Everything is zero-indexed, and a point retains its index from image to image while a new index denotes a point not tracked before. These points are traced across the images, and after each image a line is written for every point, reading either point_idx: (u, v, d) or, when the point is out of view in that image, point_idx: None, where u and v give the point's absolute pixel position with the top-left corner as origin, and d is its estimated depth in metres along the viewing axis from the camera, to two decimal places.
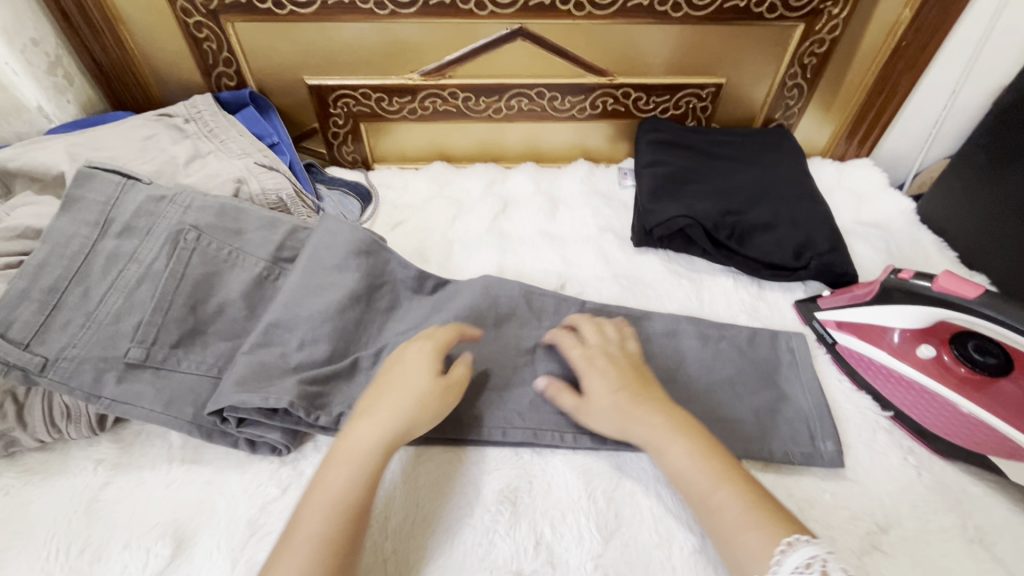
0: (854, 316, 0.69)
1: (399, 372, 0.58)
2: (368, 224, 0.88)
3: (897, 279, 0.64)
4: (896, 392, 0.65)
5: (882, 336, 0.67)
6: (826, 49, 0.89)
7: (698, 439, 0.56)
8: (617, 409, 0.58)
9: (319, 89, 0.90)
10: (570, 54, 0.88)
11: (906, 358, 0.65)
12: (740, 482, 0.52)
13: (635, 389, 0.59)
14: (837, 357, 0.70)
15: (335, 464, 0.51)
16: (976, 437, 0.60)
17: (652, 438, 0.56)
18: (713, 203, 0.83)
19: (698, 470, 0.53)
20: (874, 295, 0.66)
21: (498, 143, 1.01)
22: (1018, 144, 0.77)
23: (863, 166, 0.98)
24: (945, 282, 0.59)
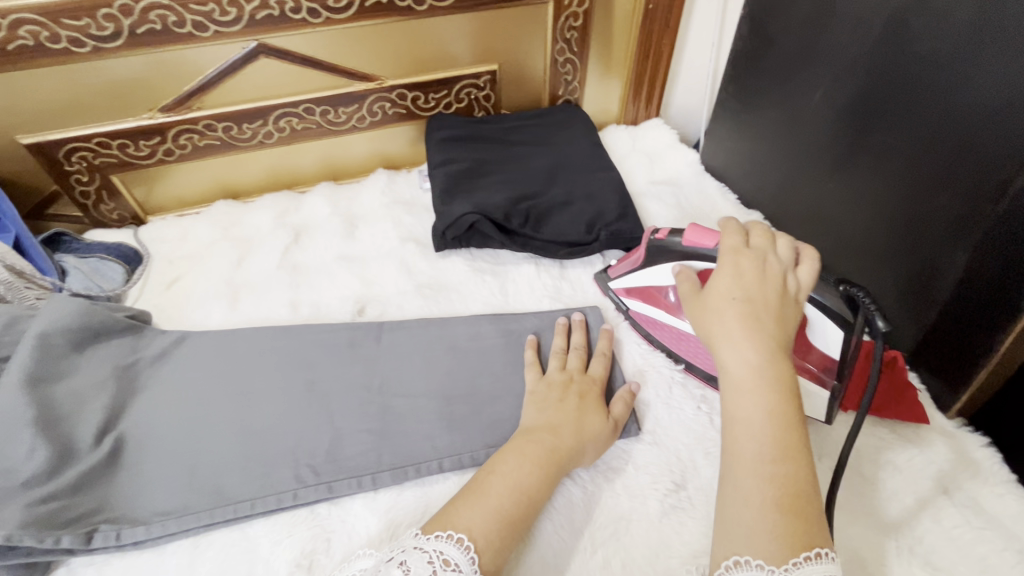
0: (636, 280, 0.70)
1: (575, 396, 0.60)
2: (138, 287, 0.78)
3: (657, 240, 0.65)
4: (680, 344, 0.67)
5: (660, 296, 0.68)
6: (583, 21, 0.90)
7: (789, 402, 0.44)
8: (730, 339, 0.47)
9: (40, 147, 0.78)
10: (325, 64, 0.82)
11: (680, 314, 0.66)
12: (805, 459, 0.42)
13: (757, 316, 0.47)
14: (635, 322, 0.72)
15: (518, 451, 0.53)
16: None
17: (736, 370, 0.46)
18: (504, 194, 0.82)
19: (755, 438, 0.43)
20: (647, 256, 0.68)
21: (286, 168, 0.93)
22: (755, 88, 0.81)
23: (652, 127, 1.03)
24: (692, 237, 0.61)
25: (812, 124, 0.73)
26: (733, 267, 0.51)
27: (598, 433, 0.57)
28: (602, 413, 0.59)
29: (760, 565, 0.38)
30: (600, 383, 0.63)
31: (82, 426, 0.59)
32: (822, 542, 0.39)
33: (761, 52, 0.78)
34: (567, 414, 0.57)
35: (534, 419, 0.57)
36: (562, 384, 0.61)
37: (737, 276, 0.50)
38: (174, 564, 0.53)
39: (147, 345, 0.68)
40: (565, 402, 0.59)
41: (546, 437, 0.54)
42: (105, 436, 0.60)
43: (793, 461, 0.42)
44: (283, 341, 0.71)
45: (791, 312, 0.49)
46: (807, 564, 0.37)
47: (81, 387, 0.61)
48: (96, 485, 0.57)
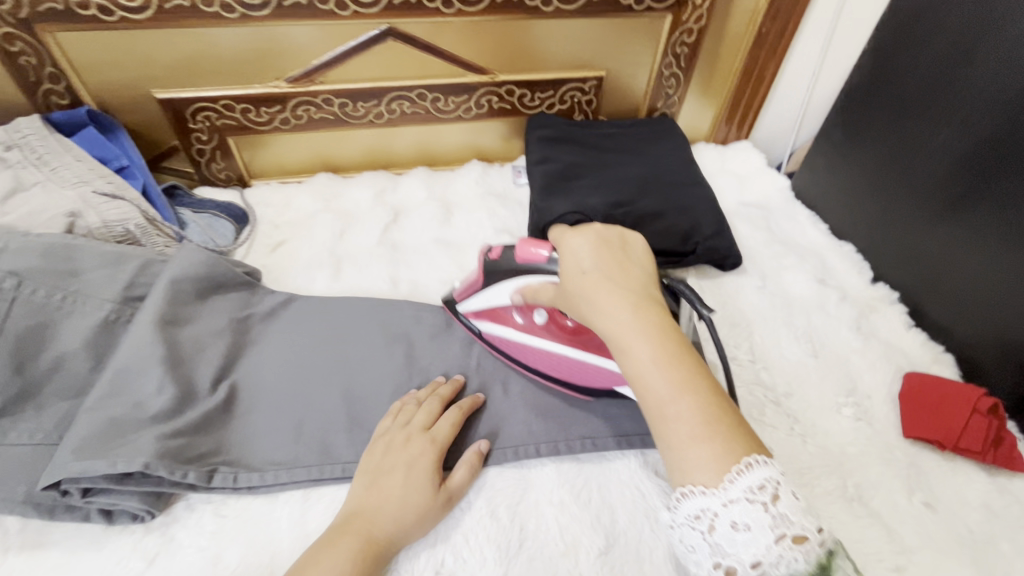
0: (480, 302, 0.66)
1: (404, 463, 0.55)
2: (244, 247, 0.81)
3: (490, 261, 0.62)
4: (542, 363, 0.65)
5: (508, 316, 0.65)
6: (695, 38, 0.92)
7: (666, 339, 0.43)
8: (599, 306, 0.46)
9: (171, 102, 0.81)
10: (446, 54, 0.85)
11: (530, 332, 0.64)
12: (705, 378, 0.42)
13: (611, 276, 0.48)
14: (488, 344, 0.69)
15: (333, 544, 0.49)
16: (598, 377, 0.62)
17: (612, 334, 0.45)
18: (602, 197, 0.83)
19: (658, 381, 0.41)
20: (485, 280, 0.64)
21: (387, 149, 0.96)
22: (865, 120, 0.82)
23: (742, 149, 1.03)
24: (522, 254, 0.59)
25: (920, 162, 0.75)
26: (577, 242, 0.52)
27: (426, 510, 0.53)
28: (434, 488, 0.54)
29: (701, 490, 0.38)
30: (441, 444, 0.58)
31: (203, 371, 0.62)
32: (748, 449, 0.39)
33: (879, 86, 0.80)
34: (421, 482, 0.54)
35: (358, 499, 0.53)
36: (384, 453, 0.56)
37: (583, 249, 0.51)
38: (285, 513, 0.56)
39: (258, 302, 0.71)
40: (398, 472, 0.54)
41: (363, 527, 0.51)
42: (220, 382, 0.62)
43: (695, 390, 0.41)
44: (383, 314, 0.73)
45: (640, 254, 0.52)
46: (741, 479, 0.38)
47: (202, 333, 0.64)
48: (214, 426, 0.59)
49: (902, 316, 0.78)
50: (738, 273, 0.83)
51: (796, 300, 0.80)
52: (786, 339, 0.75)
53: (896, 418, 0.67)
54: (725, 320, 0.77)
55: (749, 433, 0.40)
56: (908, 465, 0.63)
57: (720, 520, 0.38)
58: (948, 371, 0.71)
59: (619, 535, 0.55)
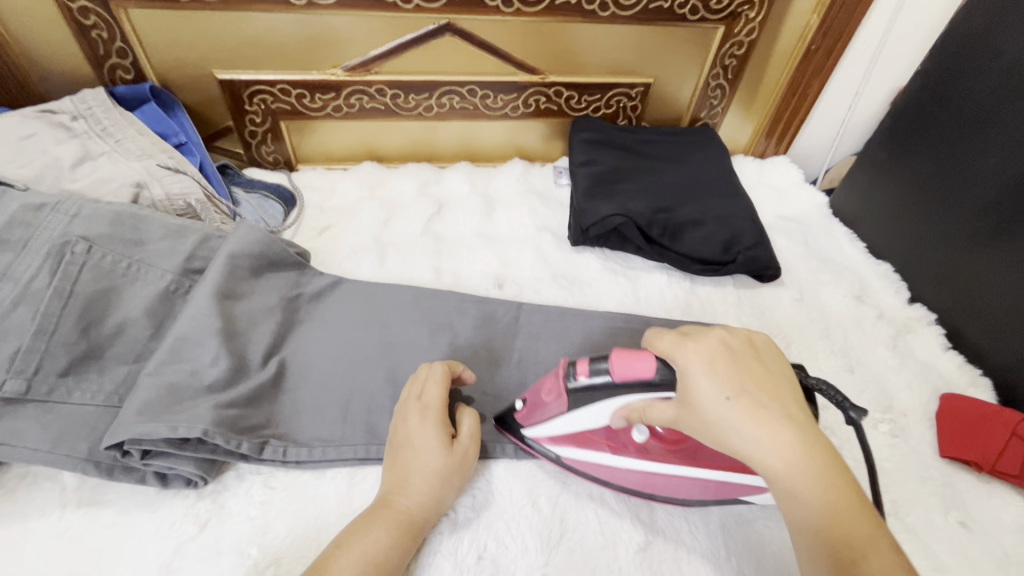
0: (561, 430, 0.55)
1: (410, 440, 0.54)
2: (292, 229, 0.83)
3: (576, 382, 0.51)
4: (643, 482, 0.56)
5: (596, 437, 0.56)
6: (745, 51, 0.93)
7: (834, 481, 0.41)
8: (757, 443, 0.41)
9: (231, 84, 0.83)
10: (499, 52, 0.86)
11: (629, 452, 0.55)
12: (880, 523, 0.40)
13: (762, 402, 0.42)
14: (568, 470, 0.59)
15: (365, 521, 0.50)
16: (718, 489, 0.54)
17: (781, 478, 0.41)
18: (645, 202, 0.84)
19: (833, 532, 0.40)
20: (570, 406, 0.52)
21: (432, 142, 0.98)
22: (911, 142, 0.83)
23: (780, 163, 1.03)
24: (621, 369, 0.48)
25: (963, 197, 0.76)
26: (704, 360, 0.44)
27: (444, 475, 0.53)
28: (444, 449, 0.53)
29: None
30: (438, 407, 0.55)
31: (256, 345, 0.63)
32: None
33: (928, 110, 0.80)
34: (429, 452, 0.53)
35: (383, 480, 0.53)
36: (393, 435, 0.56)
37: (714, 370, 0.43)
38: (332, 489, 0.57)
39: (307, 283, 0.72)
40: (404, 449, 0.54)
41: (391, 503, 0.51)
42: (270, 357, 0.64)
43: (869, 541, 0.39)
44: (427, 303, 0.73)
45: (770, 361, 0.46)
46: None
47: (255, 309, 0.65)
48: (265, 400, 0.60)
49: (938, 338, 0.78)
50: (776, 285, 0.84)
51: (833, 315, 0.81)
52: (823, 353, 0.76)
53: (931, 437, 0.68)
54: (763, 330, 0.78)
55: None
56: (944, 484, 0.63)
57: None
58: (984, 396, 0.72)
59: (658, 532, 0.56)
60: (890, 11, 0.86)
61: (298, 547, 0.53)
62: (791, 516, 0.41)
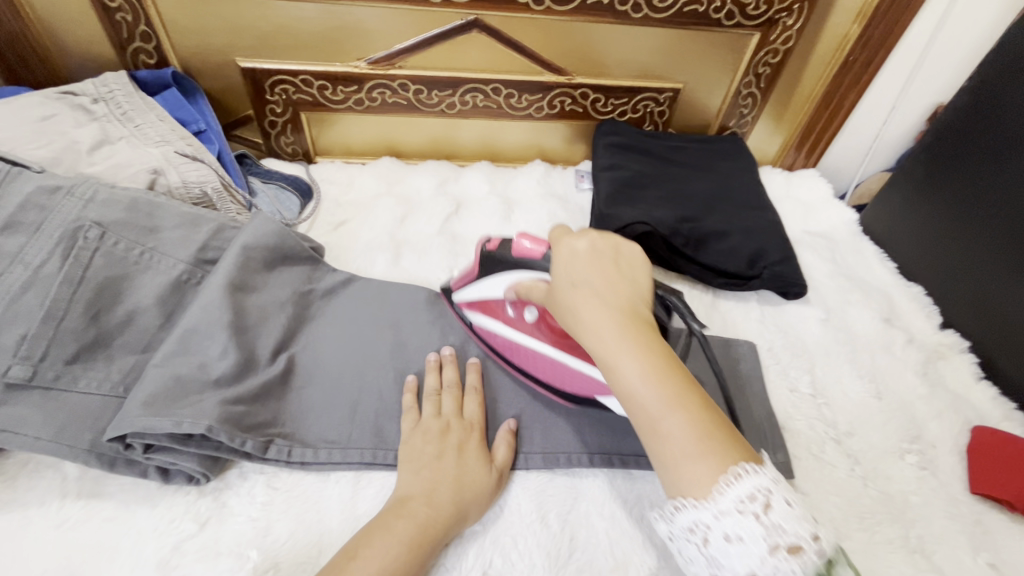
0: (474, 292, 0.65)
1: (452, 448, 0.55)
2: (308, 222, 0.82)
3: (487, 251, 0.61)
4: (531, 364, 0.63)
5: (500, 310, 0.64)
6: (780, 59, 0.90)
7: (655, 352, 0.42)
8: (585, 322, 0.44)
9: (253, 73, 0.82)
10: (527, 51, 0.85)
11: (521, 328, 0.62)
12: (697, 395, 0.41)
13: (604, 288, 0.46)
14: (478, 337, 0.68)
15: (388, 527, 0.48)
16: (583, 385, 0.58)
17: (599, 350, 0.43)
18: (669, 210, 0.82)
19: (644, 396, 0.40)
20: (482, 269, 0.63)
21: (453, 140, 0.96)
22: (951, 159, 0.80)
23: (810, 176, 1.00)
24: (518, 248, 0.57)
25: (987, 208, 0.75)
26: (567, 253, 0.49)
27: (484, 486, 0.54)
28: (485, 462, 0.56)
29: (693, 504, 0.38)
30: (479, 425, 0.59)
31: (265, 341, 0.62)
32: (738, 459, 0.38)
33: (973, 127, 0.77)
34: (473, 462, 0.55)
35: (409, 484, 0.52)
36: (426, 440, 0.56)
37: (572, 261, 0.48)
38: (335, 493, 0.55)
39: (320, 279, 0.71)
40: (442, 456, 0.55)
41: (420, 509, 0.50)
42: (279, 353, 0.62)
43: (683, 407, 0.40)
44: (440, 303, 0.72)
45: (634, 263, 0.49)
46: (729, 489, 0.37)
47: (266, 303, 0.64)
48: (272, 397, 0.59)
49: (971, 367, 0.75)
50: (802, 302, 0.81)
51: (860, 337, 0.78)
52: (848, 376, 0.73)
53: (962, 471, 0.64)
54: (786, 349, 0.75)
55: (740, 442, 0.40)
56: (974, 522, 0.60)
57: (714, 533, 0.37)
58: (1019, 430, 0.68)
59: (670, 557, 0.54)
60: (934, 23, 0.83)
61: (297, 552, 0.51)
62: (613, 388, 0.42)
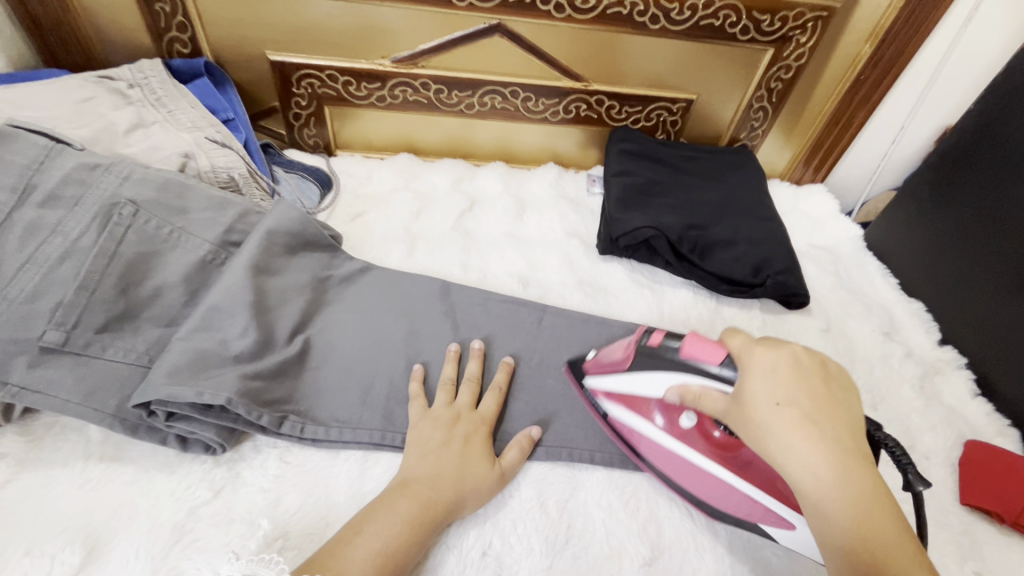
0: (616, 385, 0.60)
1: (458, 437, 0.57)
2: (327, 212, 0.85)
3: (648, 344, 0.56)
4: (674, 469, 0.58)
5: (646, 407, 0.59)
6: (792, 75, 0.92)
7: (880, 515, 0.39)
8: (793, 457, 0.42)
9: (282, 66, 0.85)
10: (546, 56, 0.87)
11: (668, 431, 0.58)
12: (927, 573, 0.38)
13: (817, 420, 0.42)
14: (609, 430, 0.63)
15: (391, 505, 0.50)
16: (747, 510, 0.54)
17: (810, 494, 0.41)
18: (678, 216, 0.84)
19: (865, 562, 0.38)
20: (632, 361, 0.58)
21: (469, 140, 0.98)
22: (957, 181, 0.82)
23: (817, 191, 1.02)
24: (690, 347, 0.51)
25: (991, 229, 0.77)
26: (765, 366, 0.45)
27: (485, 478, 0.55)
28: (490, 459, 0.57)
29: None
30: (489, 421, 0.60)
31: (283, 321, 0.64)
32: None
33: (980, 150, 0.78)
34: (477, 454, 0.56)
35: (414, 467, 0.54)
36: (434, 429, 0.57)
37: (775, 376, 0.44)
38: (344, 470, 0.58)
39: (338, 266, 0.73)
40: (448, 444, 0.56)
41: (423, 491, 0.51)
42: (296, 335, 0.64)
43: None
44: (452, 294, 0.74)
45: (847, 395, 0.45)
46: None
47: (286, 286, 0.66)
48: (288, 375, 0.61)
49: (967, 383, 0.77)
50: (803, 313, 0.83)
51: (861, 349, 0.79)
52: None
53: (952, 482, 0.66)
54: None
55: None
56: (962, 531, 0.61)
57: None
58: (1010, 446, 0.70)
59: (663, 548, 0.56)
60: (944, 48, 0.85)
61: (306, 523, 0.53)
62: (817, 534, 0.41)
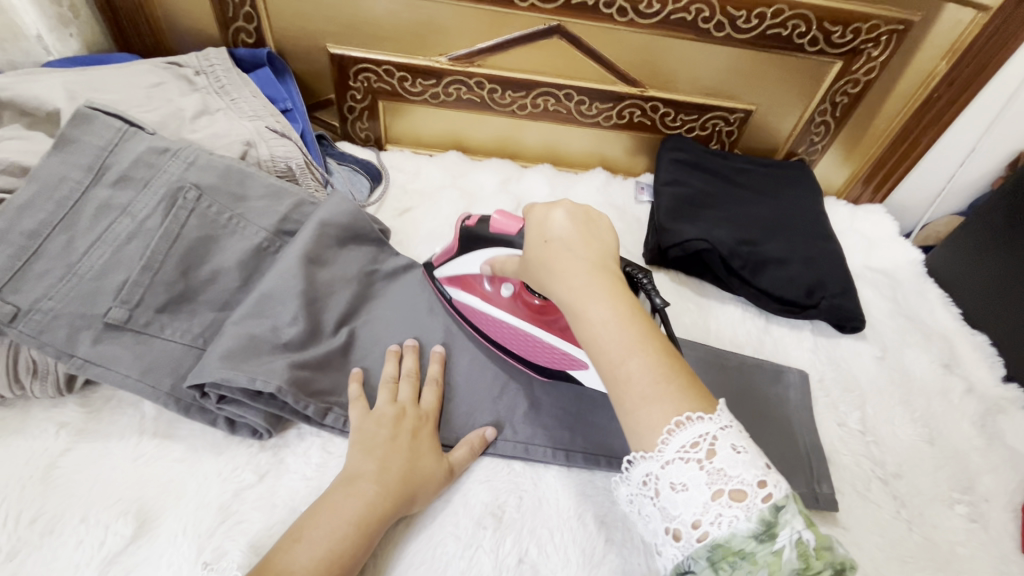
0: (452, 268, 0.65)
1: (408, 433, 0.56)
2: (375, 206, 0.86)
3: (467, 227, 0.60)
4: (505, 337, 0.65)
5: (479, 286, 0.65)
6: (859, 90, 0.89)
7: (622, 305, 0.45)
8: (553, 276, 0.47)
9: (341, 59, 0.86)
10: (604, 60, 0.86)
11: (497, 303, 0.64)
12: (661, 354, 0.43)
13: (574, 249, 0.48)
14: (456, 313, 0.69)
15: (334, 507, 0.49)
16: (560, 363, 0.62)
17: (568, 300, 0.46)
18: (729, 230, 0.81)
19: (606, 347, 0.44)
20: (460, 245, 0.62)
21: (518, 141, 0.98)
22: None
23: (874, 212, 0.97)
24: (497, 225, 0.56)
25: None
26: (540, 218, 0.50)
27: (436, 474, 0.55)
28: (438, 452, 0.56)
29: (643, 453, 0.41)
30: (433, 418, 0.59)
31: (330, 312, 0.64)
32: (691, 405, 0.41)
33: None
34: (425, 449, 0.56)
35: (358, 462, 0.53)
36: (376, 424, 0.56)
37: (544, 226, 0.50)
38: None
39: (385, 260, 0.73)
40: (396, 439, 0.55)
41: (368, 489, 0.50)
42: (342, 326, 0.65)
43: (646, 358, 0.43)
44: None
45: (603, 231, 0.51)
46: (676, 435, 0.40)
47: (335, 277, 0.67)
48: (332, 367, 0.62)
49: None
50: (856, 338, 0.80)
51: (918, 381, 0.75)
52: (901, 418, 0.71)
53: (1013, 529, 0.62)
54: (838, 383, 0.74)
55: (696, 389, 0.43)
56: None
57: (661, 482, 0.40)
58: None
59: None
60: None
61: None
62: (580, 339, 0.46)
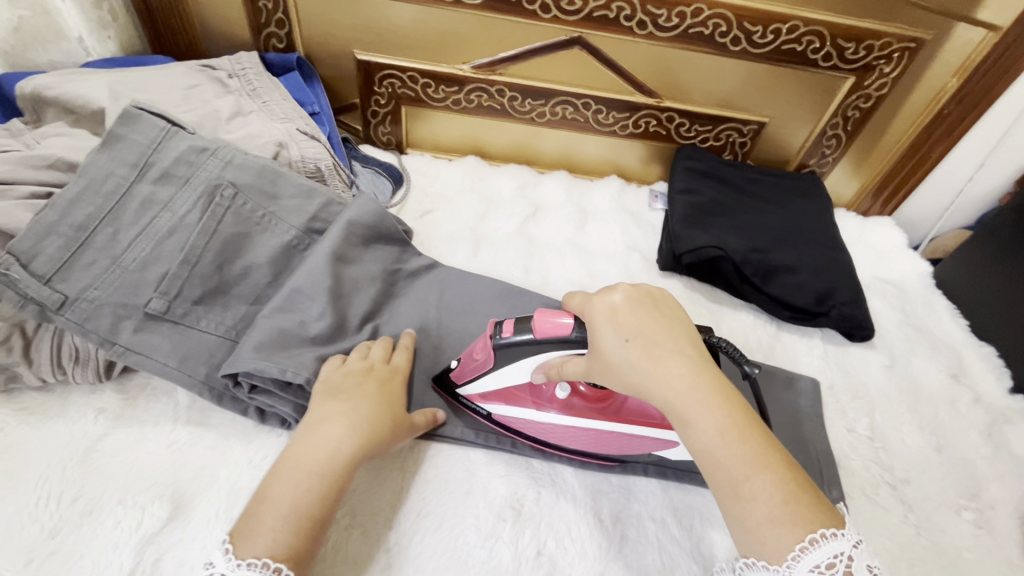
0: (492, 385, 0.59)
1: (375, 381, 0.58)
2: (397, 208, 0.89)
3: (502, 336, 0.54)
4: (567, 437, 0.61)
5: (524, 396, 0.60)
6: (871, 105, 0.91)
7: (733, 412, 0.45)
8: (648, 379, 0.46)
9: (367, 65, 0.89)
10: (622, 71, 0.89)
11: (551, 406, 0.60)
12: (775, 459, 0.44)
13: (662, 346, 0.47)
14: (498, 427, 0.63)
15: (298, 454, 0.51)
16: (637, 444, 0.60)
17: (673, 408, 0.46)
18: (742, 239, 0.83)
19: (722, 459, 0.44)
20: (496, 357, 0.56)
21: (536, 147, 1.01)
22: None
23: (884, 225, 0.99)
24: (542, 327, 0.51)
25: None
26: (610, 310, 0.49)
27: (403, 424, 0.57)
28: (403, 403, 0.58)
29: (767, 564, 0.42)
30: (402, 374, 0.61)
31: (356, 309, 0.67)
32: (822, 522, 0.42)
33: None
34: (391, 399, 0.57)
35: (324, 405, 0.54)
36: (344, 374, 0.57)
37: (618, 318, 0.48)
38: (408, 458, 0.60)
39: (408, 260, 0.75)
40: (362, 386, 0.57)
41: (333, 432, 0.52)
42: (367, 323, 0.67)
43: (765, 470, 0.44)
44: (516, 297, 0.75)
45: (675, 315, 0.51)
46: (809, 554, 0.41)
47: (361, 275, 0.69)
48: None
49: None
50: (866, 346, 0.81)
51: (926, 391, 0.77)
52: (909, 426, 0.73)
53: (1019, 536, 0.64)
54: (847, 390, 0.75)
55: (819, 500, 0.44)
56: None
57: None
58: None
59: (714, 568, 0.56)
60: None
61: (371, 504, 0.56)
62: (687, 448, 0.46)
